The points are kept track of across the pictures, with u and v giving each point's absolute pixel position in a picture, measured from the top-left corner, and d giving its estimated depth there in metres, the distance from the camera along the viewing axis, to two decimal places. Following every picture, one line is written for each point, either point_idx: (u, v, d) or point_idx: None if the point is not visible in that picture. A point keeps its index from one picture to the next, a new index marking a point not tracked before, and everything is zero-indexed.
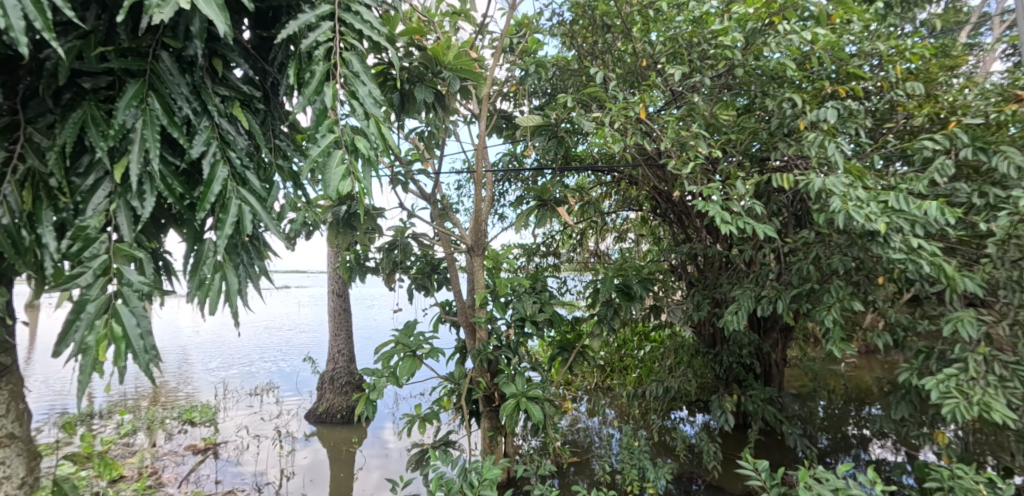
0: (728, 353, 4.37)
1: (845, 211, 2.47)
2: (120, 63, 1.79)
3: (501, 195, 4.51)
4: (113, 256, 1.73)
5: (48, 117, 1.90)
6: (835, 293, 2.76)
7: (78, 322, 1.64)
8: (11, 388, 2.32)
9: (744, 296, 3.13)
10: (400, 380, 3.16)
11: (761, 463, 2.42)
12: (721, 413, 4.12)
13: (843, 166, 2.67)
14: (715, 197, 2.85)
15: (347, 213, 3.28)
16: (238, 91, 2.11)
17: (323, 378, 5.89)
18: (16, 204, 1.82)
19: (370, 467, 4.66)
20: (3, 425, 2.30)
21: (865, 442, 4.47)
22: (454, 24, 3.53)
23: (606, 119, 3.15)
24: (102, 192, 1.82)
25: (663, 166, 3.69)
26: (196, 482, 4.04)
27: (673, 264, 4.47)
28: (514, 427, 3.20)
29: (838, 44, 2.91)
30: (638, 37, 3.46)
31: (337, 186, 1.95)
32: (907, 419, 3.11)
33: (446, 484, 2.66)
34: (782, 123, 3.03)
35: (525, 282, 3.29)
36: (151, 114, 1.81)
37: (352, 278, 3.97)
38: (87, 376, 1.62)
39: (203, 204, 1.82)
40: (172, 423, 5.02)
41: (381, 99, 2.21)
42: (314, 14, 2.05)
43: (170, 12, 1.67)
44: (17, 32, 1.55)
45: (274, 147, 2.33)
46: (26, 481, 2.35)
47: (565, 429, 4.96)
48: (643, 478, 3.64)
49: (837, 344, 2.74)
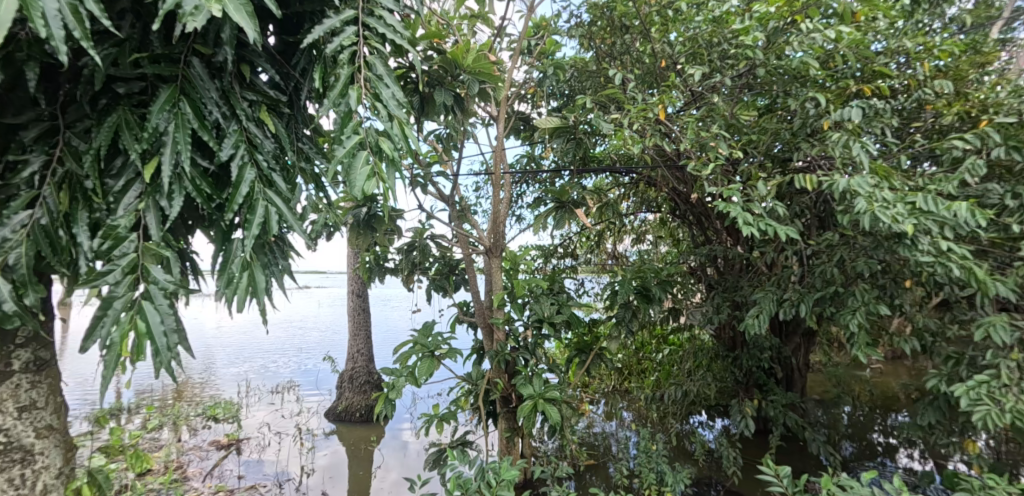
0: (747, 357, 4.35)
1: (870, 212, 2.42)
2: (154, 69, 1.82)
3: (519, 197, 4.55)
4: (143, 256, 1.73)
5: (85, 122, 1.90)
6: (861, 296, 2.70)
7: (106, 317, 1.64)
8: (50, 382, 2.25)
9: (765, 299, 3.11)
10: (418, 380, 3.18)
11: (783, 468, 2.39)
12: (741, 419, 4.06)
13: (868, 166, 2.64)
14: (736, 198, 2.84)
15: (368, 215, 3.33)
16: (265, 95, 2.16)
17: (342, 377, 5.96)
18: (53, 205, 1.80)
19: (388, 466, 4.71)
20: (42, 418, 2.22)
21: (892, 451, 4.39)
22: (472, 27, 3.58)
23: (626, 121, 3.18)
24: (133, 193, 1.83)
25: (683, 168, 3.72)
26: (219, 476, 4.12)
27: (693, 267, 4.54)
28: (531, 429, 3.19)
29: (863, 42, 2.86)
30: (658, 38, 3.49)
31: (363, 186, 1.97)
32: (936, 427, 3.04)
33: (463, 485, 2.72)
34: (806, 123, 3.02)
35: (543, 285, 3.29)
36: (182, 118, 1.83)
37: (371, 279, 4.02)
38: (111, 372, 1.62)
39: (232, 205, 1.86)
40: (196, 419, 5.13)
41: (404, 102, 2.24)
42: (338, 19, 2.10)
43: (203, 20, 1.68)
44: (57, 42, 1.52)
45: (298, 150, 2.38)
46: (63, 472, 2.29)
47: (582, 432, 4.95)
48: (661, 482, 3.63)
49: (863, 349, 2.68)
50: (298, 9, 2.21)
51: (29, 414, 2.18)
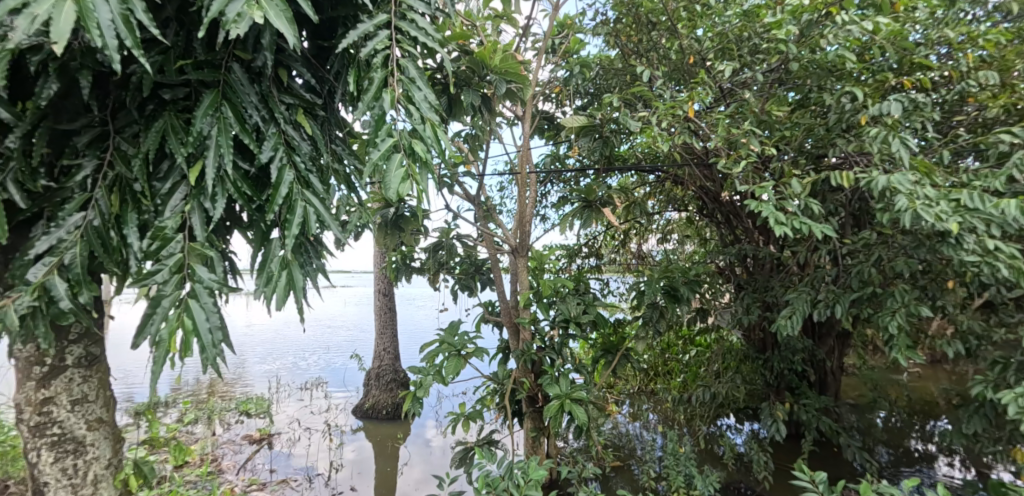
0: (778, 359, 4.28)
1: (912, 210, 2.36)
2: (197, 75, 1.88)
3: (544, 197, 4.57)
4: (189, 255, 1.79)
5: (133, 127, 1.96)
6: (900, 298, 2.64)
7: (155, 314, 1.70)
8: (100, 376, 2.32)
9: (799, 300, 3.07)
10: (445, 379, 3.21)
11: (818, 473, 2.36)
12: (772, 423, 4.00)
13: (909, 161, 2.58)
14: (768, 197, 2.80)
15: (395, 215, 3.39)
16: (302, 99, 2.22)
17: (369, 375, 6.05)
18: (105, 207, 1.87)
19: (414, 464, 4.77)
20: (93, 411, 2.30)
21: (931, 458, 4.28)
22: (497, 27, 3.61)
23: (654, 119, 3.16)
24: (179, 195, 1.89)
25: (711, 166, 3.69)
26: (252, 470, 4.23)
27: (721, 266, 4.49)
28: (558, 429, 3.20)
29: (902, 33, 2.81)
30: (685, 33, 3.47)
31: (398, 188, 1.99)
32: (980, 434, 2.96)
33: (492, 484, 2.75)
34: (842, 118, 2.98)
35: (570, 285, 3.30)
36: (225, 122, 1.89)
37: (398, 278, 4.08)
38: (161, 368, 1.67)
39: (271, 206, 1.91)
40: (230, 413, 5.29)
41: (436, 104, 2.27)
42: (371, 24, 2.13)
43: (245, 26, 1.72)
44: (111, 51, 1.55)
45: (332, 151, 2.43)
46: (112, 463, 2.37)
47: (608, 432, 4.93)
48: (690, 485, 3.60)
49: (903, 352, 2.62)
50: (332, 13, 2.25)
51: (81, 407, 2.26)
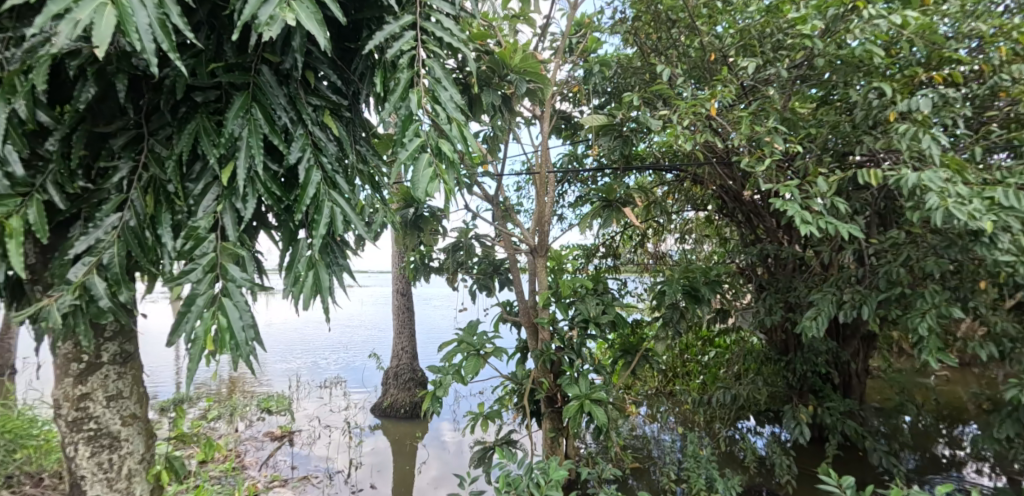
0: (801, 361, 4.22)
1: (944, 209, 2.32)
2: (228, 78, 1.91)
3: (561, 196, 4.57)
4: (221, 255, 1.83)
5: (167, 129, 2.01)
6: (931, 298, 2.59)
7: (189, 313, 1.73)
8: (134, 373, 2.38)
9: (824, 301, 3.02)
10: (464, 378, 3.22)
11: (845, 477, 2.32)
12: (795, 425, 3.95)
13: (940, 158, 2.54)
14: (793, 195, 2.77)
15: (415, 216, 3.43)
16: (328, 100, 2.24)
17: (387, 374, 6.09)
18: (140, 208, 1.91)
19: (432, 462, 4.79)
20: (127, 407, 2.35)
21: (960, 464, 4.20)
22: (514, 27, 3.62)
23: (676, 117, 3.14)
24: (211, 196, 1.93)
25: (733, 164, 3.66)
26: (274, 466, 4.29)
27: (742, 266, 4.44)
28: (577, 429, 3.19)
29: (932, 27, 2.75)
30: (706, 30, 3.47)
31: (426, 187, 2.02)
32: (1013, 440, 2.90)
33: (513, 483, 2.75)
34: (868, 115, 2.93)
35: (588, 284, 3.31)
36: (255, 123, 1.92)
37: (417, 278, 4.11)
38: (196, 365, 1.70)
39: (300, 206, 1.94)
40: (252, 411, 5.38)
41: (462, 103, 2.28)
42: (398, 25, 2.15)
43: (278, 29, 1.75)
44: (148, 54, 1.59)
45: (357, 152, 2.45)
46: (145, 458, 2.42)
47: (626, 434, 4.91)
48: (711, 487, 3.58)
49: (933, 354, 2.57)
50: (358, 15, 2.27)
51: (116, 402, 2.32)
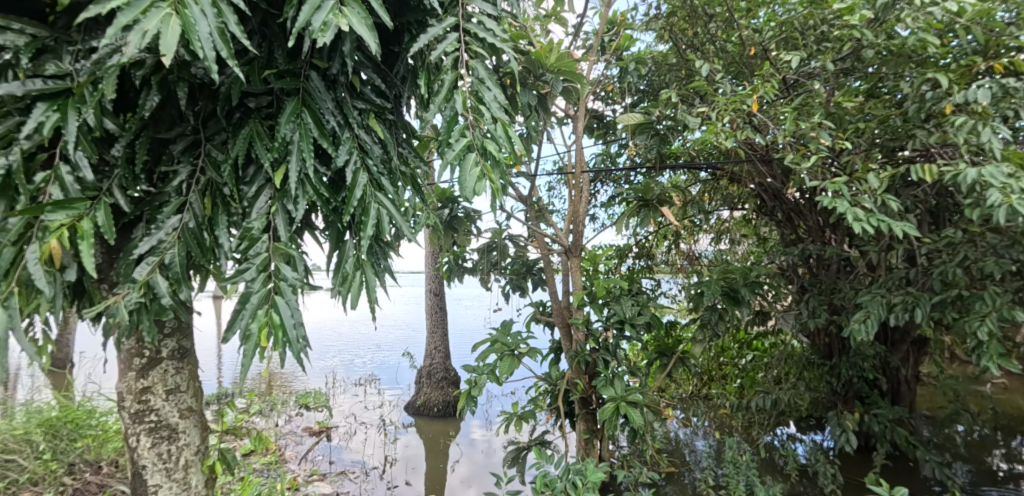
0: (847, 366, 4.10)
1: (1007, 205, 2.22)
2: (280, 84, 1.97)
3: (594, 196, 4.56)
4: (274, 255, 1.89)
5: (222, 134, 2.08)
6: (990, 302, 2.50)
7: (244, 311, 1.79)
8: (190, 368, 2.47)
9: (873, 303, 2.93)
10: (500, 378, 3.24)
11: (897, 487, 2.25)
12: (841, 432, 3.84)
13: (1001, 152, 2.45)
14: (843, 192, 2.69)
15: (449, 216, 3.49)
16: (373, 103, 2.29)
17: (421, 373, 6.16)
18: (198, 210, 1.99)
19: (466, 461, 4.82)
20: (184, 400, 2.44)
21: (1018, 478, 4.03)
22: (546, 28, 3.60)
23: (717, 113, 3.10)
24: (264, 198, 2.00)
25: (773, 161, 3.59)
26: (313, 461, 4.39)
27: (782, 266, 4.35)
28: (612, 431, 3.17)
29: (990, 12, 2.67)
30: (745, 24, 3.44)
31: (474, 186, 2.05)
32: None
33: (550, 484, 2.76)
34: (922, 108, 2.83)
35: (625, 285, 3.29)
36: (306, 127, 1.97)
37: (451, 277, 4.15)
38: (250, 361, 1.75)
39: (348, 207, 1.98)
40: (291, 406, 5.54)
41: (506, 103, 2.29)
42: (442, 27, 2.17)
43: (331, 35, 1.78)
44: (210, 61, 1.65)
45: (400, 153, 2.50)
46: (200, 450, 2.51)
47: (662, 436, 4.86)
48: (749, 492, 3.51)
49: (993, 360, 2.47)
50: (403, 19, 2.31)
51: (174, 396, 2.41)
